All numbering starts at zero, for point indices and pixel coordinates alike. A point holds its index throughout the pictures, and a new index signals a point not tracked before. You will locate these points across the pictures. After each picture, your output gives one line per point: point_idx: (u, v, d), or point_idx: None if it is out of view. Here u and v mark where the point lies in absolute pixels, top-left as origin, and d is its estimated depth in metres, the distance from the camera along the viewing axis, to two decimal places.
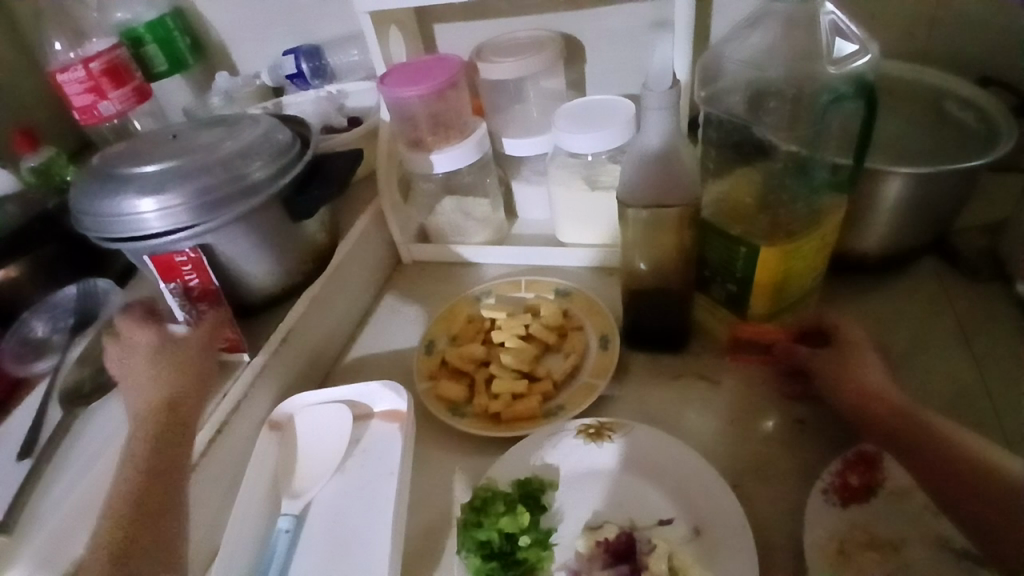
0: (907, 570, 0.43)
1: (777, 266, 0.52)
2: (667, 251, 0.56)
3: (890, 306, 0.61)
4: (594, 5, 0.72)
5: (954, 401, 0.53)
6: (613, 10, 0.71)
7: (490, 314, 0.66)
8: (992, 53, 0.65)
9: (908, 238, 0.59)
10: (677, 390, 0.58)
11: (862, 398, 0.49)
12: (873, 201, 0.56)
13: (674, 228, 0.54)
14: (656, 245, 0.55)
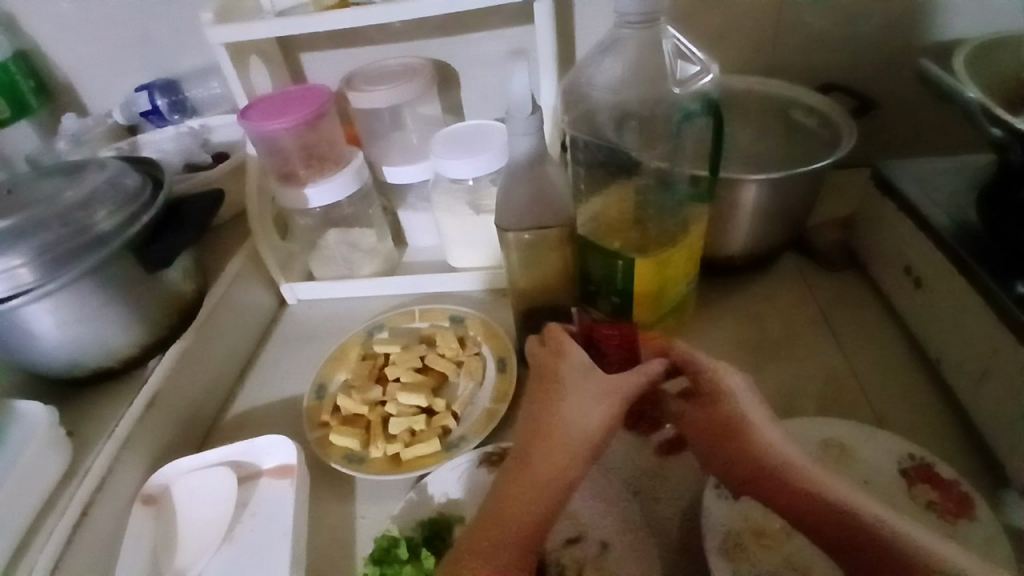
0: (796, 553, 0.45)
1: (654, 277, 0.54)
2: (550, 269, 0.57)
3: (764, 303, 0.65)
4: (462, 31, 0.72)
5: (827, 387, 0.57)
6: (482, 36, 0.72)
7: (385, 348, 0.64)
8: (822, 66, 0.72)
9: (771, 238, 0.64)
10: None
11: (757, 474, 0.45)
12: (734, 207, 0.60)
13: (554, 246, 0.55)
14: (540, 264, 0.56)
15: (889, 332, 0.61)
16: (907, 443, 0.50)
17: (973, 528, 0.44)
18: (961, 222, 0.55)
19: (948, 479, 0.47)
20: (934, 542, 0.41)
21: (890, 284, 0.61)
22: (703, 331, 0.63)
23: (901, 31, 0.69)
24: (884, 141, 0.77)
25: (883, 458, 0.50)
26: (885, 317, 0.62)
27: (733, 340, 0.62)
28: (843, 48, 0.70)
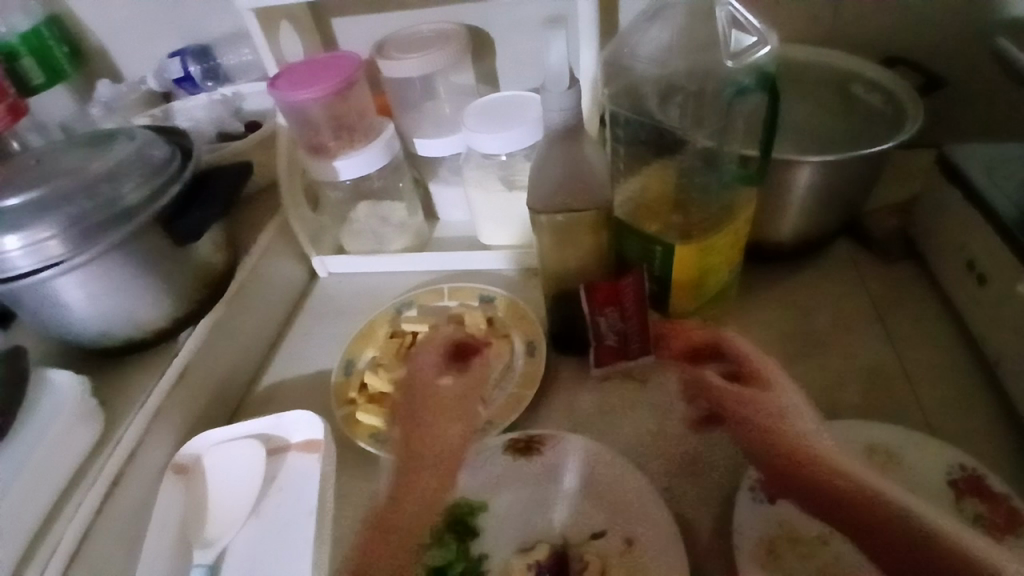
0: (835, 564, 0.42)
1: (695, 264, 0.52)
2: (587, 254, 0.54)
3: (809, 294, 0.61)
4: None
5: (869, 381, 0.54)
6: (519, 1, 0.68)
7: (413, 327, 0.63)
8: (891, 35, 0.65)
9: (823, 223, 0.60)
10: (609, 395, 0.56)
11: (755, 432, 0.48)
12: (786, 189, 0.56)
13: (590, 228, 0.52)
14: (573, 247, 0.53)
15: (948, 332, 0.56)
16: (958, 452, 0.46)
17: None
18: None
19: (1002, 493, 0.44)
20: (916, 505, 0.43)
21: (950, 278, 0.56)
22: (748, 316, 0.60)
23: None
24: (957, 116, 0.70)
25: (931, 464, 0.46)
26: (945, 316, 0.58)
27: (775, 329, 0.59)
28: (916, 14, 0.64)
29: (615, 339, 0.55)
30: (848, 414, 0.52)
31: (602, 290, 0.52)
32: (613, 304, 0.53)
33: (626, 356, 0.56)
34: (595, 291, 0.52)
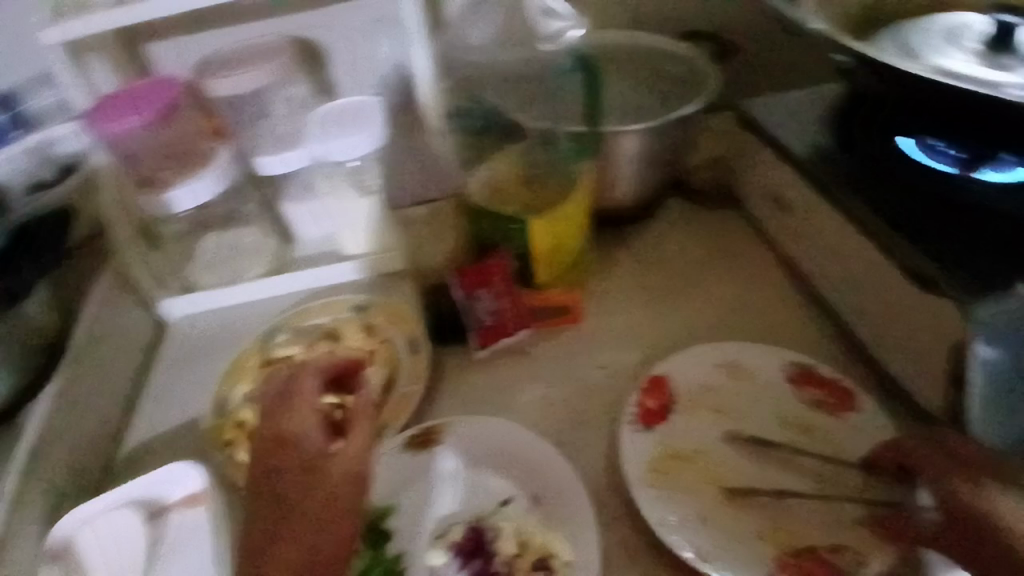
0: (711, 470, 0.48)
1: (550, 237, 0.56)
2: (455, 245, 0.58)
3: (656, 249, 0.68)
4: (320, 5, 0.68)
5: (717, 315, 0.61)
6: None
7: (288, 350, 0.61)
8: (679, 14, 0.75)
9: (655, 185, 0.67)
10: (495, 372, 0.58)
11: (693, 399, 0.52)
12: (618, 157, 0.62)
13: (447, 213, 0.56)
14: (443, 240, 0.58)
15: (770, 261, 0.65)
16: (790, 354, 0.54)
17: (854, 418, 0.50)
18: (815, 144, 0.60)
19: (829, 378, 0.52)
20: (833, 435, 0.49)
21: (762, 214, 0.65)
22: (607, 275, 0.65)
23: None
24: (748, 75, 0.79)
25: (771, 369, 0.53)
26: (765, 248, 0.66)
27: (632, 284, 0.64)
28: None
29: (493, 319, 0.57)
30: (703, 338, 0.59)
31: (470, 274, 0.56)
32: (483, 285, 0.56)
33: (509, 334, 0.58)
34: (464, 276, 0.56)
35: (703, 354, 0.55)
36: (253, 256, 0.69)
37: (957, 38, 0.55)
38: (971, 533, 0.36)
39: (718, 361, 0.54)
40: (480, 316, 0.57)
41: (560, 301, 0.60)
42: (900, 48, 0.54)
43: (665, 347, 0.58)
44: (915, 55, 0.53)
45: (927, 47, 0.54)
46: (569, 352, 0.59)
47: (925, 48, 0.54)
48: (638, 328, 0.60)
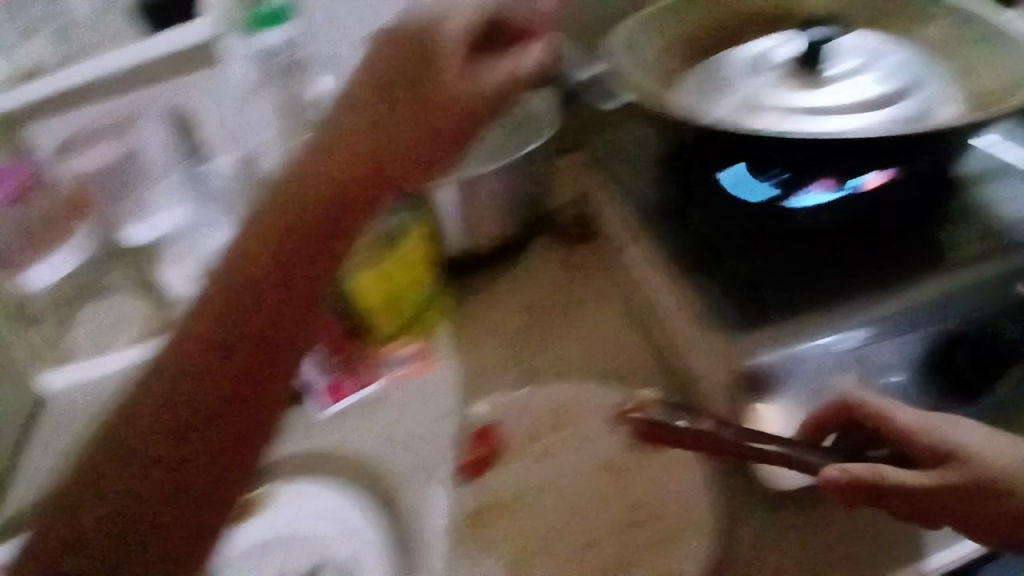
0: (523, 520, 0.49)
1: (379, 292, 0.57)
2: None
3: (516, 289, 0.68)
4: None
5: (566, 359, 0.61)
6: None
7: None
8: None
9: (513, 226, 0.67)
10: (343, 428, 0.58)
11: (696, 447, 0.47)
12: (466, 203, 0.61)
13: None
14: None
15: (625, 297, 0.65)
16: (616, 397, 0.56)
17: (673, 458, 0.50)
18: (640, 193, 0.62)
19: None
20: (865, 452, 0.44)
21: (622, 249, 0.65)
22: (465, 318, 0.65)
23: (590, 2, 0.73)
24: None
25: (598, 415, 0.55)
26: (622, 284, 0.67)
27: (493, 327, 0.64)
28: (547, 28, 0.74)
29: (331, 376, 0.59)
30: (551, 381, 0.59)
31: None
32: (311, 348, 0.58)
33: (352, 390, 0.59)
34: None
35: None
36: (122, 324, 0.66)
37: (758, 63, 0.53)
38: (952, 490, 0.40)
39: (550, 410, 0.56)
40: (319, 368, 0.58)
41: (406, 351, 0.60)
42: (701, 92, 0.53)
43: (512, 394, 0.58)
44: (717, 96, 0.52)
45: (727, 85, 0.54)
46: (415, 405, 0.59)
47: (723, 86, 0.53)
48: (486, 375, 0.60)
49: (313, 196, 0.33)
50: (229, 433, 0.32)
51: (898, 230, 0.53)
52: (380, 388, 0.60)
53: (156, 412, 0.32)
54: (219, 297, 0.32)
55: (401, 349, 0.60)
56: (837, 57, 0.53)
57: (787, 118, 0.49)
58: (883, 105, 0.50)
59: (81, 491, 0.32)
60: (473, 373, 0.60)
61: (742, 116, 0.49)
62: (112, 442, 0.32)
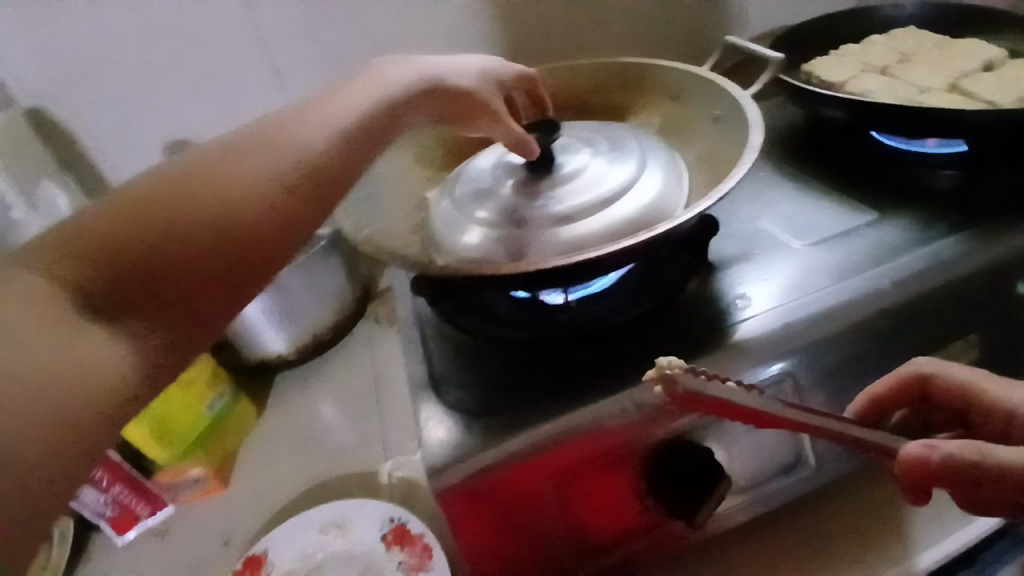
0: None
1: (143, 426, 0.55)
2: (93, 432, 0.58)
3: (328, 384, 0.69)
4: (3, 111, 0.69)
5: (363, 450, 0.62)
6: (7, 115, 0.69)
7: None
8: None
9: (316, 326, 0.69)
10: (139, 553, 0.59)
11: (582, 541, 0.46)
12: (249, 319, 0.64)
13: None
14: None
15: None
16: (392, 505, 0.54)
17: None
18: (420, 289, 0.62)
19: (416, 533, 0.52)
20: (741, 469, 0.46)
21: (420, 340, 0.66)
22: (271, 422, 0.66)
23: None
24: None
25: (371, 525, 0.54)
26: None
27: (298, 428, 0.65)
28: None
29: (114, 509, 0.58)
30: (343, 481, 0.60)
31: None
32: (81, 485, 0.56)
33: (141, 516, 0.59)
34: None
35: (306, 519, 0.55)
36: None
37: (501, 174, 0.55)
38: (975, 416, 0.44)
39: (328, 521, 0.55)
40: (93, 505, 0.57)
41: (191, 473, 0.59)
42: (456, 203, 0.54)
43: (303, 499, 0.59)
44: (469, 212, 0.52)
45: (479, 194, 0.54)
46: (212, 520, 0.59)
47: (478, 196, 0.54)
48: (282, 479, 0.61)
49: (279, 230, 0.33)
50: (170, 319, 0.29)
51: (633, 332, 0.51)
52: (172, 509, 0.61)
53: (177, 223, 0.30)
54: (253, 182, 0.33)
55: (185, 471, 0.59)
56: (573, 156, 0.54)
57: (536, 229, 0.49)
58: (620, 193, 0.50)
59: (82, 316, 0.27)
60: (270, 478, 0.61)
61: (497, 237, 0.50)
62: (118, 215, 0.29)
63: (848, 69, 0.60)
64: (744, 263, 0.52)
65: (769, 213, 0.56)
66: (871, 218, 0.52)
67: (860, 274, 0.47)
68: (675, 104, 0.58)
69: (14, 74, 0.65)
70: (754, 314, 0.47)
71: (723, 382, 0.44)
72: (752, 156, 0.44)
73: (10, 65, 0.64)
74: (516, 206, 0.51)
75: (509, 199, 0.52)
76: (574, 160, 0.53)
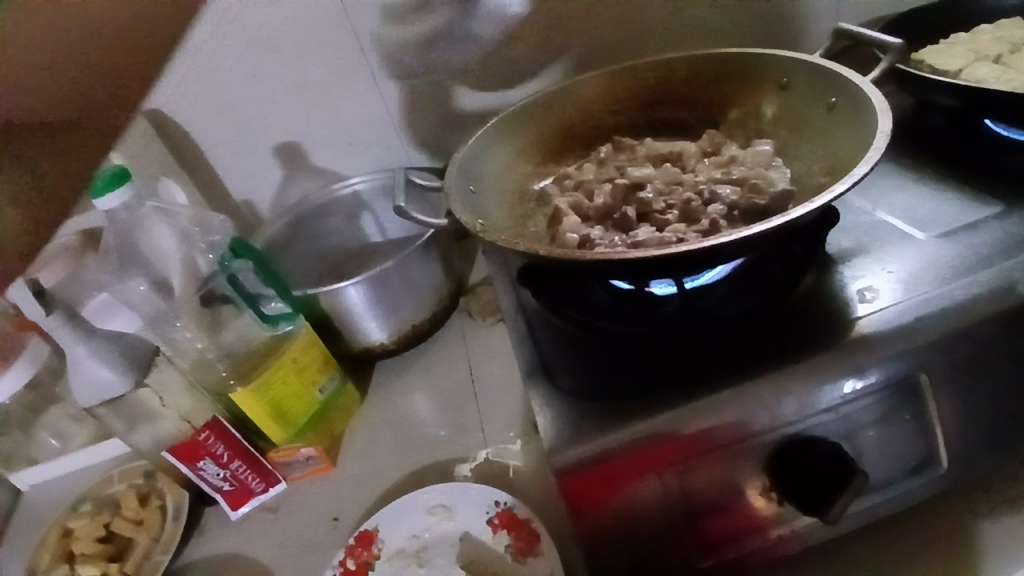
0: None
1: (262, 404, 0.59)
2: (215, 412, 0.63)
3: (423, 374, 0.72)
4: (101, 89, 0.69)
5: (459, 435, 0.64)
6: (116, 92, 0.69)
7: (69, 525, 0.63)
8: (443, 143, 0.79)
9: (414, 318, 0.71)
10: (253, 526, 0.62)
11: (713, 540, 0.45)
12: (352, 309, 0.67)
13: (187, 389, 0.62)
14: (198, 411, 0.62)
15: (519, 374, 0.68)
16: (496, 489, 0.55)
17: (537, 561, 0.51)
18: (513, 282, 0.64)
19: (522, 518, 0.53)
20: (880, 469, 0.45)
21: None
22: (369, 408, 0.70)
23: (489, 91, 0.76)
24: None
25: (475, 507, 0.55)
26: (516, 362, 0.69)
27: (397, 416, 0.68)
28: (451, 124, 0.78)
29: (231, 483, 0.61)
30: (440, 466, 0.62)
31: (182, 451, 0.58)
32: (202, 460, 0.59)
33: (255, 492, 0.62)
34: (178, 458, 0.58)
35: (413, 500, 0.56)
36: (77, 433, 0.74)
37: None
38: None
39: (430, 501, 0.56)
40: (212, 478, 0.60)
41: (304, 452, 0.62)
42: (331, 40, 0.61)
43: (404, 480, 0.61)
44: None
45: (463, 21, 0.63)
46: (321, 497, 0.63)
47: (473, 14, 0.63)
48: (384, 461, 0.64)
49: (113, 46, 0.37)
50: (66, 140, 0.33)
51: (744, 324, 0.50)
52: (284, 486, 0.64)
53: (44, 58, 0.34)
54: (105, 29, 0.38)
55: (298, 450, 0.63)
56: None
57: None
58: None
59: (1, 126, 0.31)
60: (373, 461, 0.64)
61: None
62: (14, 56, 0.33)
63: (963, 56, 0.58)
64: (861, 256, 0.51)
65: (884, 209, 0.54)
66: (996, 210, 0.50)
67: (989, 267, 0.45)
68: (784, 93, 0.57)
69: (170, 90, 0.70)
70: (878, 307, 0.46)
71: (846, 377, 0.43)
72: (881, 146, 0.43)
73: (173, 88, 0.70)
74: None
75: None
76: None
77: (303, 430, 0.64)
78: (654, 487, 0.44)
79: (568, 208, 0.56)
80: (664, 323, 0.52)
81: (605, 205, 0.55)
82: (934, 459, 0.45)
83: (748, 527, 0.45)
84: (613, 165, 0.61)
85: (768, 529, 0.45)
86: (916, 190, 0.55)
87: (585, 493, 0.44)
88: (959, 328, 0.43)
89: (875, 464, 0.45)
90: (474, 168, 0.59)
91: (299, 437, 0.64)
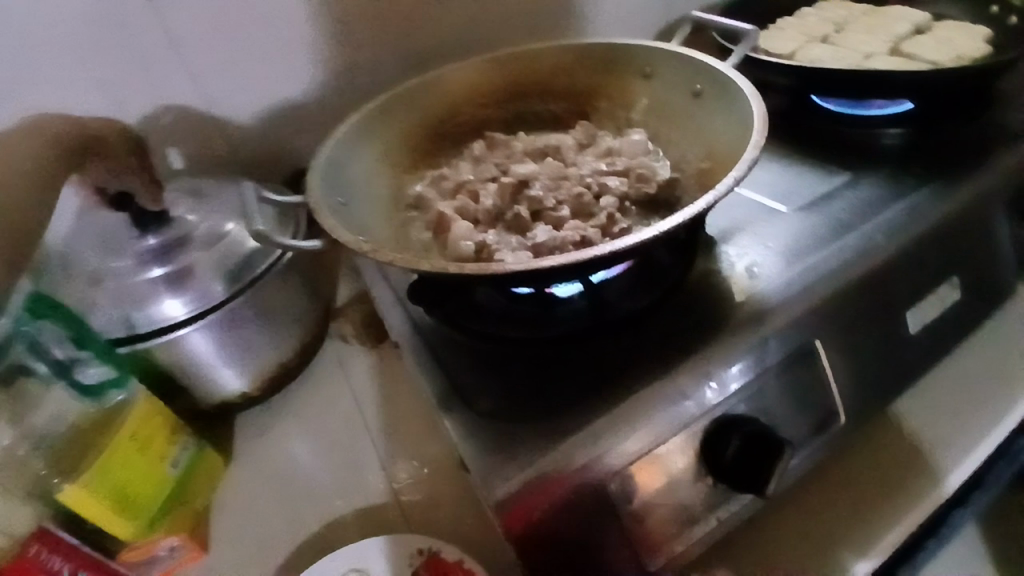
0: None
1: (102, 495, 0.46)
2: (37, 516, 0.48)
3: (302, 418, 0.62)
4: None
5: (365, 474, 0.57)
6: None
7: None
8: (285, 149, 0.69)
9: (280, 355, 0.61)
10: None
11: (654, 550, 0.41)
12: (196, 358, 0.54)
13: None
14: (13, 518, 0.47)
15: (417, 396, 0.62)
16: (417, 534, 0.49)
17: None
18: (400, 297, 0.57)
19: (453, 560, 0.47)
20: (797, 434, 0.45)
21: None
22: (237, 475, 0.59)
23: (335, 88, 0.68)
24: None
25: (397, 558, 0.49)
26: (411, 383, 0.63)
27: (278, 473, 0.58)
28: (293, 126, 0.68)
29: None
30: (346, 517, 0.54)
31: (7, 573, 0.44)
32: None
33: None
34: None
35: (323, 564, 0.48)
36: None
37: (224, 248, 0.53)
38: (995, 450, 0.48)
39: (345, 559, 0.49)
40: None
41: (166, 543, 0.51)
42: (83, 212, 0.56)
43: (305, 543, 0.53)
44: None
45: (108, 229, 0.53)
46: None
47: (104, 247, 0.52)
48: (269, 530, 0.54)
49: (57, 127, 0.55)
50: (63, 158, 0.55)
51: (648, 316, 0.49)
52: None
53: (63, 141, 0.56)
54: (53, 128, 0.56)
55: (157, 542, 0.50)
56: (164, 294, 0.51)
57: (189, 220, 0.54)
58: None
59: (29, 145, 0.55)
60: (259, 533, 0.54)
61: None
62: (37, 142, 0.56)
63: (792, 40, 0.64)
64: (739, 234, 0.53)
65: (750, 189, 0.57)
66: (844, 179, 0.56)
67: (853, 232, 0.50)
68: (648, 82, 0.58)
69: None
70: (767, 280, 0.48)
71: (751, 354, 0.44)
72: (760, 141, 0.43)
73: None
74: (197, 237, 0.53)
75: (192, 231, 0.54)
76: (129, 275, 0.51)
77: (162, 517, 0.51)
78: (593, 503, 0.40)
79: (455, 214, 0.51)
80: (570, 325, 0.48)
81: (493, 207, 0.51)
82: (835, 417, 0.46)
83: (691, 527, 0.42)
84: (491, 163, 0.57)
85: (714, 521, 0.42)
86: (772, 169, 0.60)
87: (524, 528, 0.40)
88: (840, 290, 0.47)
89: (795, 429, 0.45)
90: (340, 177, 0.52)
91: (158, 527, 0.51)
